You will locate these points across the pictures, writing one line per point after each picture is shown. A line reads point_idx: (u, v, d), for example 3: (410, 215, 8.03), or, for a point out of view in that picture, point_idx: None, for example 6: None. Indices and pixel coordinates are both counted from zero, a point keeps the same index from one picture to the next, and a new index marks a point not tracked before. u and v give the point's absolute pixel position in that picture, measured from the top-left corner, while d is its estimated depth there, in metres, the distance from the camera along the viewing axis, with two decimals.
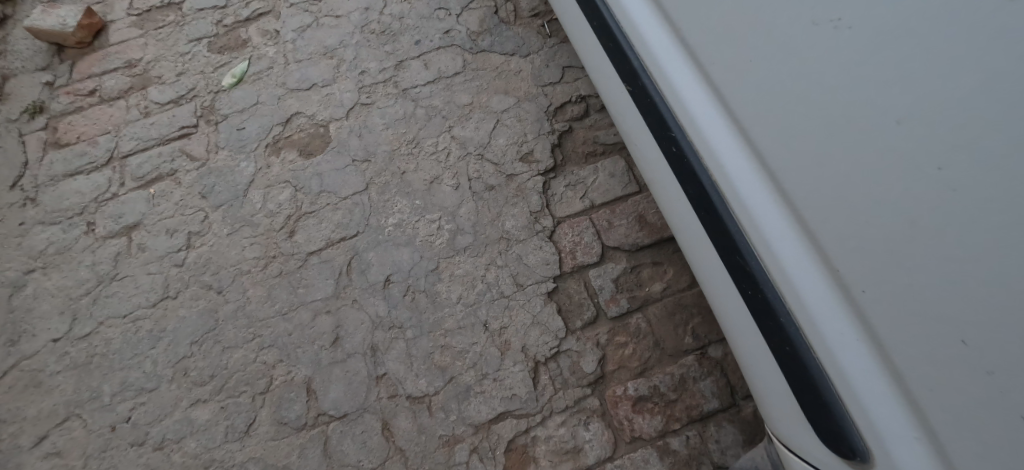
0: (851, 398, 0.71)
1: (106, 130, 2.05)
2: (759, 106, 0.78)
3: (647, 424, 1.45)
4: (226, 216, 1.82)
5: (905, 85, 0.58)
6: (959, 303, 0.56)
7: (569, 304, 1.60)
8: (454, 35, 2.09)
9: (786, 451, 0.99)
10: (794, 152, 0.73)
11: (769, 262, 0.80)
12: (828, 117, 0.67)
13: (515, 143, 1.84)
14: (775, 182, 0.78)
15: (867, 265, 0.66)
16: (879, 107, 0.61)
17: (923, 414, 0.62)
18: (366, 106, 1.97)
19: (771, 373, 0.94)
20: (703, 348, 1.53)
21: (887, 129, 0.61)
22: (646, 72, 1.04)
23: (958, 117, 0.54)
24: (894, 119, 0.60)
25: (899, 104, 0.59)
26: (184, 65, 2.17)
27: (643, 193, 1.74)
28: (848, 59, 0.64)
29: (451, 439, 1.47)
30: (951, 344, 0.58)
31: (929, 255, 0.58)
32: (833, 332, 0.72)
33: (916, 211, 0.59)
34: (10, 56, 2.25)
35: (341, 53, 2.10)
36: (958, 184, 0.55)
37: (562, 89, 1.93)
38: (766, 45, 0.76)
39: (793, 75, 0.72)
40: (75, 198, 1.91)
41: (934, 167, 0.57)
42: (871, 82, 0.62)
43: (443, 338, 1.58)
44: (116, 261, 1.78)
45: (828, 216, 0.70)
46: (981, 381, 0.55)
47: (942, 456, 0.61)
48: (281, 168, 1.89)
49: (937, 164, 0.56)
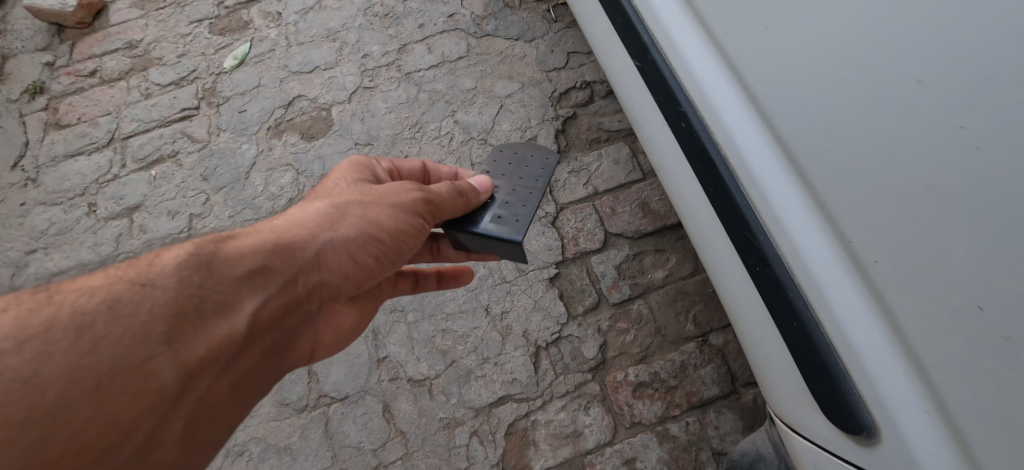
0: (858, 369, 0.71)
1: (106, 112, 2.04)
2: (772, 74, 0.77)
3: (647, 409, 1.45)
4: (227, 198, 1.82)
5: (927, 47, 0.58)
6: (976, 267, 0.56)
7: (570, 290, 1.60)
8: (458, 19, 2.07)
9: (787, 429, 1.00)
10: (808, 120, 0.72)
11: (779, 236, 0.80)
12: (845, 81, 0.66)
13: (518, 128, 1.82)
14: (786, 154, 0.77)
15: (880, 232, 0.65)
16: (899, 70, 0.60)
17: (932, 383, 0.63)
18: (368, 90, 1.96)
19: (775, 351, 0.95)
20: (704, 335, 1.52)
21: (908, 90, 0.60)
22: (656, 45, 1.02)
23: (980, 78, 0.54)
24: (915, 79, 0.59)
25: (920, 64, 0.58)
26: (185, 46, 2.15)
27: (647, 181, 1.72)
28: (868, 20, 0.63)
29: (451, 422, 1.47)
30: (965, 309, 0.58)
31: (947, 221, 0.58)
32: (844, 305, 0.71)
33: (933, 176, 0.59)
34: (10, 36, 2.23)
35: (343, 36, 2.08)
36: (981, 144, 0.55)
37: (567, 74, 1.91)
38: (781, 10, 0.74)
39: (808, 40, 0.70)
40: (75, 179, 1.91)
41: (955, 129, 0.56)
42: (892, 44, 0.61)
43: (444, 322, 1.58)
44: (117, 242, 1.78)
45: (841, 186, 0.69)
46: (995, 346, 0.56)
47: (950, 424, 0.62)
48: (282, 151, 1.88)
49: (958, 122, 0.56)
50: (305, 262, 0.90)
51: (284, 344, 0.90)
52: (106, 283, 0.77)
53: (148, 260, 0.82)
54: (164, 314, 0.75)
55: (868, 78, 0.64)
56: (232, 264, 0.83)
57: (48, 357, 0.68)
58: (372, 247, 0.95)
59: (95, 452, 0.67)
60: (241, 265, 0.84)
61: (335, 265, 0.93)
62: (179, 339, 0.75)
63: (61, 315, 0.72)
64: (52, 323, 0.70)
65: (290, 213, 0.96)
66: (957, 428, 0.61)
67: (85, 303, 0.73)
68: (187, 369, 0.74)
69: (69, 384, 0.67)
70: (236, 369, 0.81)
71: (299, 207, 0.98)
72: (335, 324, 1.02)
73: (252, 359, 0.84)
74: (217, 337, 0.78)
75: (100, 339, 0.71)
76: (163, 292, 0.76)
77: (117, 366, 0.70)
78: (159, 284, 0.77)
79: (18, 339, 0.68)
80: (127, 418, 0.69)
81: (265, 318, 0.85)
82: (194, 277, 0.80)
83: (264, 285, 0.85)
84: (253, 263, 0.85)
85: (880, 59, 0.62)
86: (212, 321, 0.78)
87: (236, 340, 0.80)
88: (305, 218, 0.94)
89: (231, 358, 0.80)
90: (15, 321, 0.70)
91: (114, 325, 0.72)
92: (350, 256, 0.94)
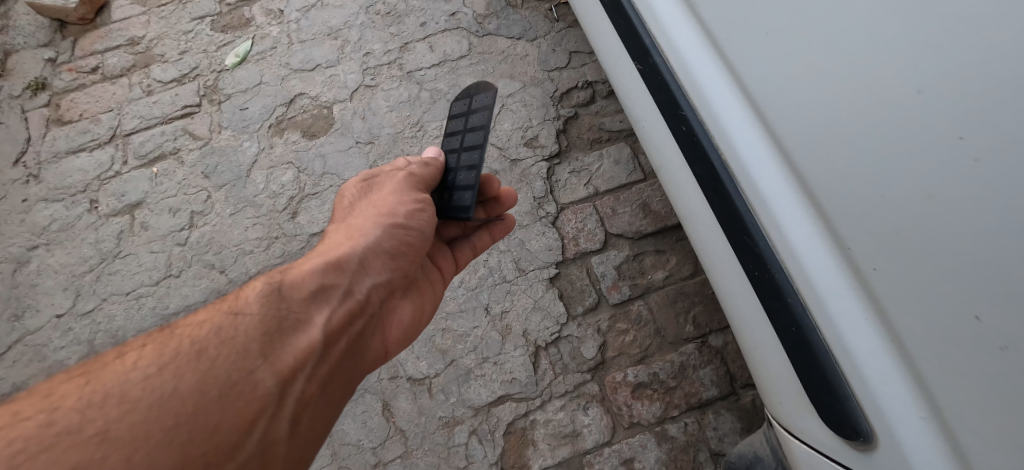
0: (855, 375, 0.71)
1: (108, 108, 2.04)
2: (771, 81, 0.77)
3: (646, 410, 1.45)
4: (229, 196, 1.83)
5: (929, 56, 0.58)
6: (972, 275, 0.57)
7: (570, 291, 1.60)
8: (460, 18, 2.06)
9: (784, 433, 1.00)
10: (808, 128, 0.72)
11: (778, 241, 0.80)
12: (845, 89, 0.66)
13: (520, 128, 1.82)
14: (787, 160, 0.77)
15: (879, 240, 0.65)
16: (899, 81, 0.61)
17: (928, 388, 0.63)
18: (370, 88, 1.96)
19: (774, 354, 0.95)
20: (704, 337, 1.53)
21: (908, 99, 0.60)
22: (657, 49, 1.02)
23: (979, 90, 0.54)
24: (915, 89, 0.59)
25: (921, 73, 0.59)
26: (187, 43, 2.15)
27: (648, 181, 1.73)
28: (868, 30, 0.63)
29: (451, 421, 1.48)
30: (962, 318, 0.58)
31: (945, 231, 0.58)
32: (843, 311, 0.71)
33: (932, 185, 0.59)
34: (11, 32, 2.23)
35: (345, 34, 2.08)
36: (980, 154, 0.55)
37: (568, 74, 1.92)
38: (783, 16, 0.74)
39: (809, 48, 0.70)
40: (77, 175, 1.91)
41: (953, 139, 0.57)
42: (895, 53, 0.61)
43: (444, 321, 1.58)
44: (119, 239, 1.79)
45: (841, 195, 0.69)
46: (991, 354, 0.57)
47: (946, 431, 0.63)
48: (284, 149, 1.88)
49: (957, 132, 0.56)
50: (355, 272, 0.98)
51: (356, 348, 0.96)
52: (208, 316, 0.86)
53: (234, 295, 0.91)
54: (255, 333, 0.83)
55: (867, 87, 0.64)
56: (300, 286, 0.92)
57: (183, 374, 0.75)
58: (401, 236, 1.02)
59: (224, 451, 0.72)
60: (307, 286, 0.93)
61: (383, 266, 1.01)
62: (272, 351, 0.82)
63: (184, 343, 0.80)
64: (176, 351, 0.78)
65: (329, 240, 1.05)
66: (952, 435, 0.62)
67: (194, 333, 0.82)
68: (283, 375, 0.81)
69: (197, 395, 0.74)
70: (322, 374, 0.87)
71: (339, 230, 1.07)
72: (398, 323, 1.06)
73: (334, 364, 0.90)
74: (301, 347, 0.85)
75: (215, 357, 0.78)
76: (251, 317, 0.85)
77: (229, 377, 0.77)
78: (247, 310, 0.86)
79: (158, 365, 0.75)
80: (246, 419, 0.75)
81: (338, 327, 0.92)
82: (273, 301, 0.89)
83: (329, 299, 0.94)
84: (315, 282, 0.93)
85: (882, 66, 0.62)
86: (293, 335, 0.86)
87: (319, 347, 0.86)
88: (344, 237, 1.03)
89: (317, 364, 0.86)
90: (152, 353, 0.78)
91: (221, 346, 0.80)
92: (388, 254, 1.02)
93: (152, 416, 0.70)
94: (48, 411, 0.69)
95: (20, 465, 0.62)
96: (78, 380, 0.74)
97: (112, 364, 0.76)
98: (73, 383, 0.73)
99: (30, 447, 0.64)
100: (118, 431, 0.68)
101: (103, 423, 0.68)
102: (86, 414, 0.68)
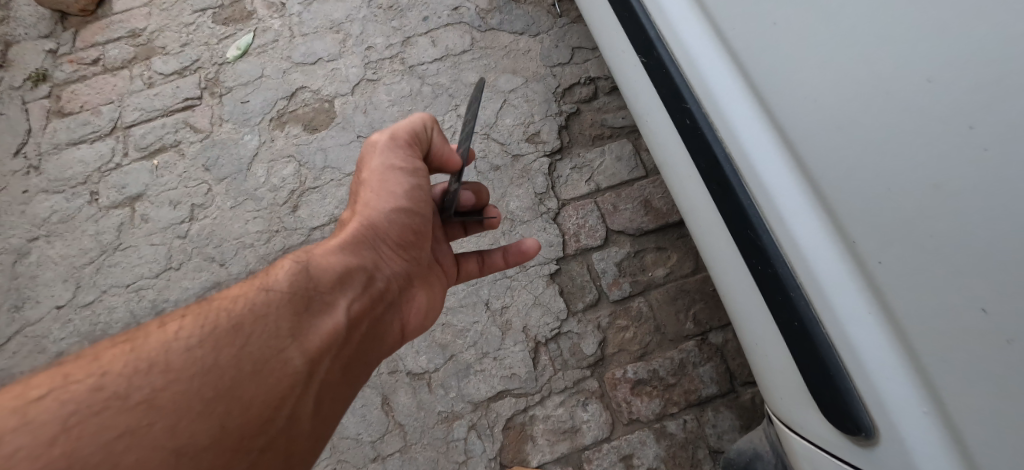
0: (857, 368, 0.71)
1: (109, 100, 2.04)
2: (777, 74, 0.77)
3: (645, 407, 1.45)
4: (229, 189, 1.82)
5: (940, 45, 0.57)
6: (980, 267, 0.57)
7: (570, 287, 1.59)
8: (462, 12, 2.06)
9: (785, 429, 1.00)
10: (814, 121, 0.72)
11: (781, 235, 0.79)
12: (854, 79, 0.66)
13: (522, 124, 1.82)
14: (792, 154, 0.76)
15: (884, 233, 0.65)
16: (908, 70, 0.60)
17: (930, 381, 0.63)
18: (372, 83, 1.95)
19: (776, 349, 0.94)
20: (704, 334, 1.52)
21: (918, 89, 0.59)
22: (662, 41, 1.01)
23: (984, 83, 0.54)
24: (925, 78, 0.59)
25: (931, 63, 0.58)
26: (188, 36, 2.15)
27: (650, 178, 1.72)
28: (879, 20, 0.63)
29: (450, 416, 1.48)
30: (967, 310, 0.58)
31: (951, 223, 0.58)
32: (846, 304, 0.71)
33: (940, 176, 0.58)
34: (12, 23, 2.22)
35: (347, 27, 2.07)
36: (988, 145, 0.55)
37: (571, 70, 1.91)
38: (790, 8, 0.73)
39: (817, 40, 0.70)
40: (77, 167, 1.91)
41: (962, 129, 0.56)
42: (905, 43, 0.60)
43: (444, 316, 1.57)
44: (119, 231, 1.79)
45: (845, 187, 0.69)
46: (994, 347, 0.57)
47: (948, 424, 0.63)
48: (286, 142, 1.88)
49: (966, 122, 0.56)
50: (379, 255, 0.97)
51: (377, 330, 0.96)
52: (241, 291, 0.85)
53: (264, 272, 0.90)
54: (285, 311, 0.83)
55: (876, 78, 0.63)
56: (327, 267, 0.91)
57: (221, 348, 0.76)
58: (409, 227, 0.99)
59: (256, 425, 0.73)
60: (334, 267, 0.91)
61: (403, 252, 1.00)
62: (300, 331, 0.82)
63: (220, 316, 0.80)
64: (214, 324, 0.78)
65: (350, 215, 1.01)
66: (954, 428, 0.62)
67: (228, 308, 0.81)
68: (312, 357, 0.81)
69: (234, 370, 0.75)
70: (343, 358, 0.87)
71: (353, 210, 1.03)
72: (412, 310, 1.04)
73: (355, 346, 0.90)
74: (326, 329, 0.85)
75: (250, 334, 0.79)
76: (283, 294, 0.84)
77: (262, 355, 0.78)
78: (278, 288, 0.85)
79: (199, 337, 0.76)
80: (276, 395, 0.76)
81: (360, 309, 0.92)
82: (302, 279, 0.88)
83: (355, 281, 0.92)
84: (342, 265, 0.92)
85: (892, 58, 0.61)
86: (320, 315, 0.86)
87: (342, 331, 0.86)
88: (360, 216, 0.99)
89: (339, 347, 0.86)
90: (190, 325, 0.78)
91: (255, 323, 0.80)
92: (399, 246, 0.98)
93: (194, 388, 0.71)
94: (98, 375, 0.69)
95: (74, 426, 0.63)
96: (123, 346, 0.75)
97: (155, 334, 0.76)
98: (119, 349, 0.74)
99: (82, 410, 0.65)
100: (164, 400, 0.69)
101: (150, 390, 0.69)
102: (134, 380, 0.69)
